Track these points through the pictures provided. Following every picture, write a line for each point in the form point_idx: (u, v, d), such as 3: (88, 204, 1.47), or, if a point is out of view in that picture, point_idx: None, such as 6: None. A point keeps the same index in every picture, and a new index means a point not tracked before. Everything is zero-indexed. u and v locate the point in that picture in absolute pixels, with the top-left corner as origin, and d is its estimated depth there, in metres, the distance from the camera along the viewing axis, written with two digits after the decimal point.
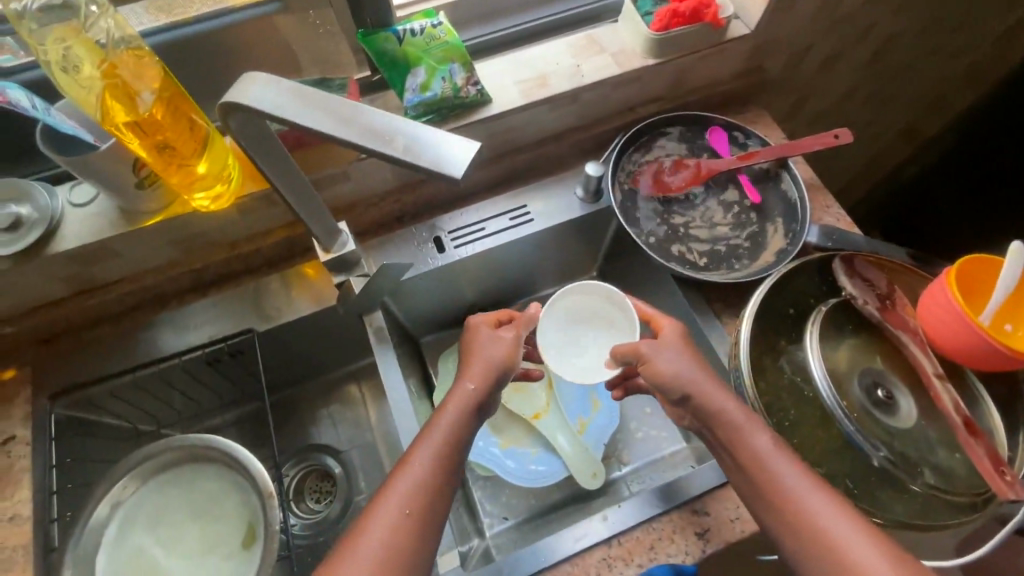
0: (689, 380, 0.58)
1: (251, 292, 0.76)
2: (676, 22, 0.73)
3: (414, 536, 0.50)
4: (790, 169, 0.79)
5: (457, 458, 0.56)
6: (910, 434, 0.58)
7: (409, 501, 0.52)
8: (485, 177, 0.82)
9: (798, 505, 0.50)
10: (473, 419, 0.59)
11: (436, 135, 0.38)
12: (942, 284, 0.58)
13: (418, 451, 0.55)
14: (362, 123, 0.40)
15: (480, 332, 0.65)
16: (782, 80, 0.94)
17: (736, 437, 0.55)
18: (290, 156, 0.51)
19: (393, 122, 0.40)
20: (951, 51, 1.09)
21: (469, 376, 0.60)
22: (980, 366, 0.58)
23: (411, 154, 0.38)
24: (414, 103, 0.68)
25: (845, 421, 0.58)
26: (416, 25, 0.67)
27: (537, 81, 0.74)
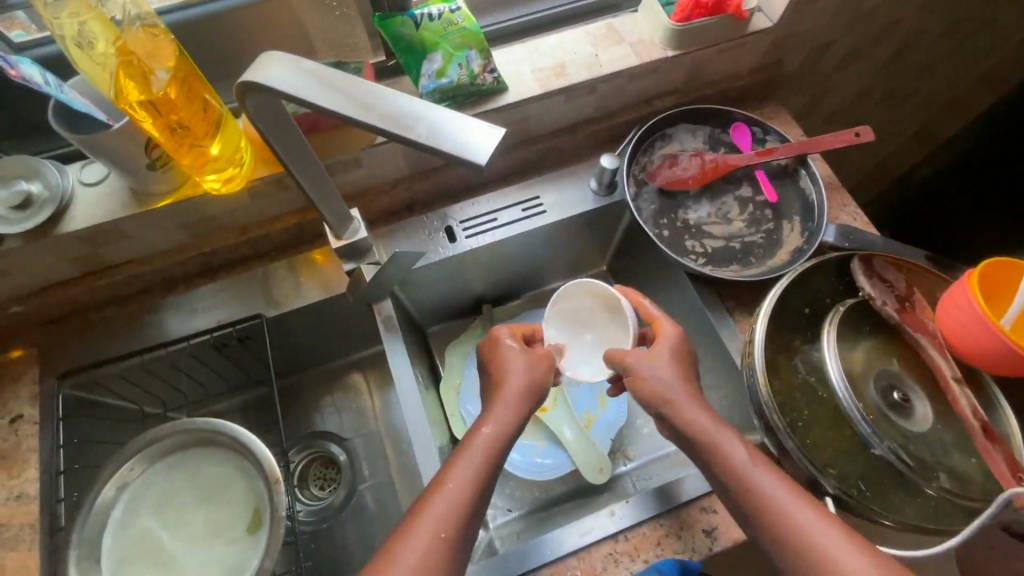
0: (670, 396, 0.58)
1: (259, 278, 0.75)
2: (698, 12, 0.72)
3: (451, 558, 0.50)
4: (807, 166, 0.78)
5: (490, 481, 0.56)
6: (925, 438, 0.58)
7: (445, 524, 0.51)
8: (498, 166, 0.81)
9: (784, 517, 0.49)
10: (508, 441, 0.58)
11: (460, 121, 0.37)
12: (965, 285, 0.57)
13: (453, 473, 0.54)
14: (378, 108, 0.39)
15: (513, 352, 0.65)
16: (802, 75, 0.92)
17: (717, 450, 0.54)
18: (307, 143, 0.50)
19: (416, 106, 0.39)
20: (974, 51, 1.07)
21: (505, 399, 0.60)
22: (1001, 370, 0.57)
23: (429, 143, 0.37)
24: (430, 89, 0.67)
25: (862, 423, 0.57)
26: (434, 9, 0.66)
27: (554, 70, 0.73)
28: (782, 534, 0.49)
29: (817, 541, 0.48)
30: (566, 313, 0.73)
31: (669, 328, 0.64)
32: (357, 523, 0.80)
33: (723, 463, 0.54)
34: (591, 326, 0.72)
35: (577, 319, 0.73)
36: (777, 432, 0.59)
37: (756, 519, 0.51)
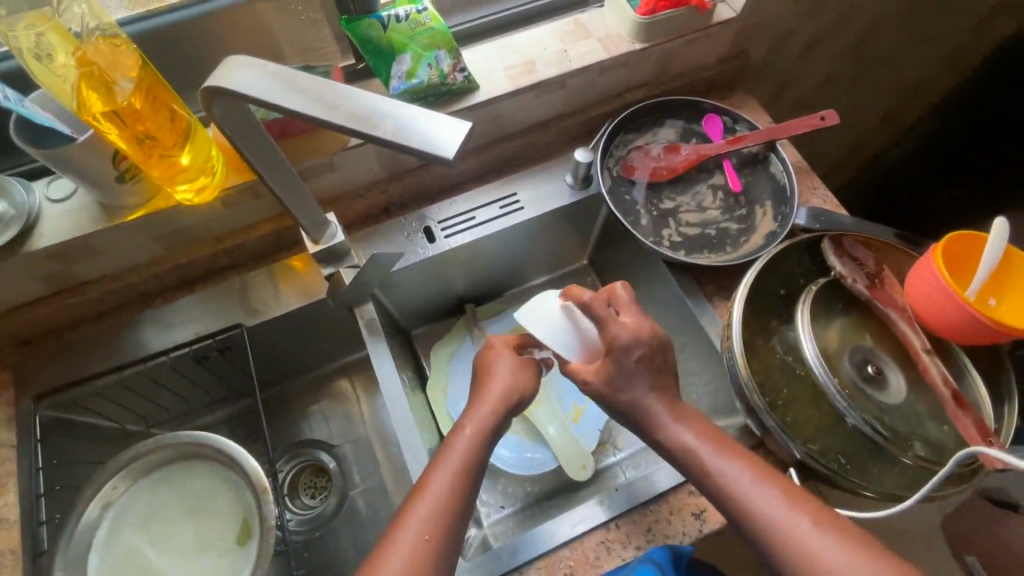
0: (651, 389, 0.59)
1: (238, 287, 0.75)
2: (662, 5, 0.73)
3: (436, 561, 0.50)
4: (777, 153, 0.80)
5: (472, 480, 0.56)
6: (899, 409, 0.59)
7: (428, 526, 0.51)
8: (472, 166, 0.81)
9: (761, 509, 0.51)
10: (490, 441, 0.59)
11: (425, 117, 0.38)
12: (929, 260, 0.59)
13: (435, 474, 0.55)
14: (348, 104, 0.39)
15: (493, 354, 0.65)
16: (767, 64, 0.94)
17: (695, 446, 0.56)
18: (276, 146, 0.50)
19: (380, 105, 0.39)
20: (933, 35, 1.10)
21: (486, 401, 0.60)
22: (970, 341, 0.59)
23: (403, 132, 0.38)
24: (400, 90, 0.67)
25: (838, 397, 0.58)
26: (401, 10, 0.66)
27: (524, 67, 0.74)
28: (762, 520, 0.50)
29: (792, 526, 0.49)
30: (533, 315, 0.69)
31: (622, 332, 0.59)
32: (351, 529, 0.79)
33: (701, 456, 0.55)
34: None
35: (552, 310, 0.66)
36: (758, 412, 0.60)
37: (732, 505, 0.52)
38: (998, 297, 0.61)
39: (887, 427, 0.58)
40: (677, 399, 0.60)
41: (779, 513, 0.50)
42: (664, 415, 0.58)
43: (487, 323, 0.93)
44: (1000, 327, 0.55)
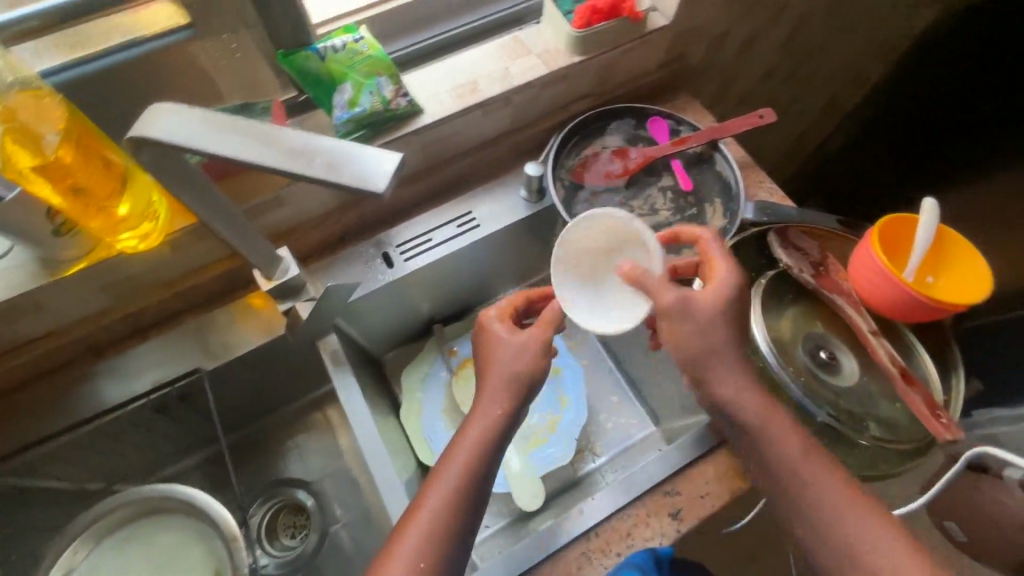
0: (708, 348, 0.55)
1: (194, 331, 0.73)
2: (596, 18, 0.75)
3: None
4: (721, 151, 0.83)
5: (472, 493, 0.57)
6: (852, 391, 0.62)
7: (423, 552, 0.53)
8: (425, 188, 0.81)
9: (798, 486, 0.54)
10: (494, 445, 0.59)
11: (354, 150, 0.38)
12: (867, 245, 0.61)
13: (432, 491, 0.56)
14: (281, 142, 0.39)
15: (496, 337, 0.64)
16: (707, 65, 0.97)
17: (747, 421, 0.56)
18: (214, 187, 0.49)
19: (311, 141, 0.39)
20: (860, 27, 1.15)
21: (494, 400, 0.60)
22: (909, 317, 0.61)
23: (339, 164, 0.38)
24: (343, 120, 0.67)
25: (792, 385, 0.60)
26: (338, 41, 0.67)
27: (468, 87, 0.75)
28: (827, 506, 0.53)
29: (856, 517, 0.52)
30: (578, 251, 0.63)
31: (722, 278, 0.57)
32: (333, 566, 0.77)
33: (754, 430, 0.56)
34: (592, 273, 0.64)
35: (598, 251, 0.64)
36: None
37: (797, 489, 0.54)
38: (934, 274, 0.64)
39: (841, 411, 0.60)
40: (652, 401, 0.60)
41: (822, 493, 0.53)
42: (721, 385, 0.56)
43: (455, 343, 0.95)
44: (937, 300, 0.58)
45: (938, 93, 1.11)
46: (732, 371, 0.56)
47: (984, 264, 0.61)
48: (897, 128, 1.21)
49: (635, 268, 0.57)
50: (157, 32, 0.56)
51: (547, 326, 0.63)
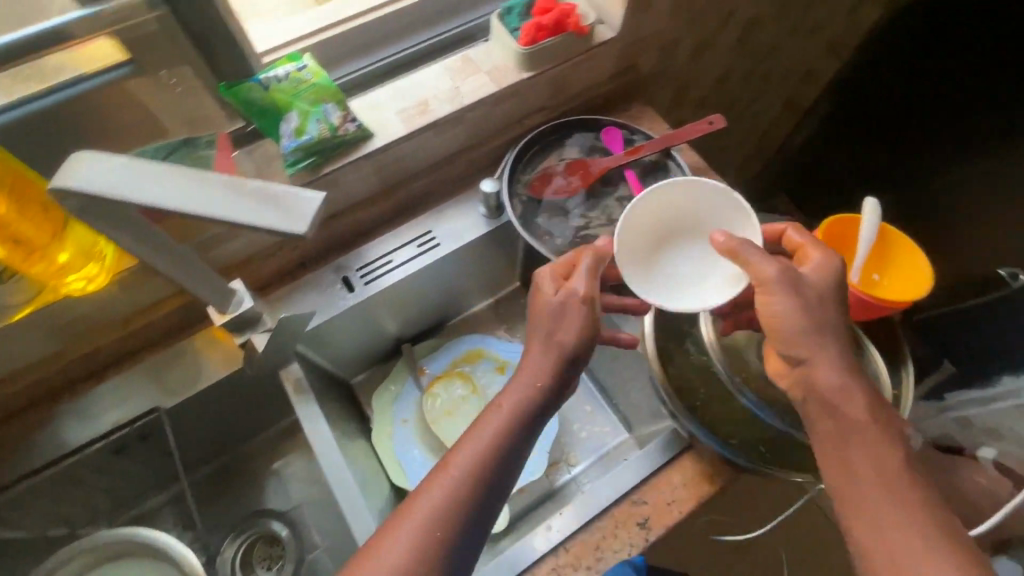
0: (802, 323, 0.56)
1: (152, 368, 0.72)
2: (542, 34, 0.76)
3: (441, 553, 0.53)
4: (674, 158, 0.84)
5: (498, 467, 0.56)
6: None
7: (444, 520, 0.53)
8: (382, 210, 0.81)
9: (852, 472, 0.54)
10: (528, 420, 0.59)
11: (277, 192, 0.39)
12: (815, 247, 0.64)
13: (459, 455, 0.56)
14: (207, 189, 0.39)
15: (550, 300, 0.61)
16: (660, 73, 0.98)
17: (824, 395, 0.56)
18: (147, 224, 0.48)
19: (238, 186, 0.39)
20: (811, 27, 1.17)
21: (535, 369, 0.59)
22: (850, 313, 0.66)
23: (276, 200, 0.39)
24: (291, 148, 0.66)
25: (743, 394, 0.65)
26: (280, 71, 0.66)
27: (418, 108, 0.75)
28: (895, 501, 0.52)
29: (914, 514, 0.51)
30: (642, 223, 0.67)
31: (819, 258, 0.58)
32: None
33: (830, 406, 0.56)
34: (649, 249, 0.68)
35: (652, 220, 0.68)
36: (679, 417, 0.64)
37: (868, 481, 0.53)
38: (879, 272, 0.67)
39: (791, 412, 0.64)
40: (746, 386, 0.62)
41: (870, 482, 0.53)
42: (820, 362, 0.56)
43: (426, 362, 0.94)
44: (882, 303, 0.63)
45: (923, 94, 1.04)
46: (831, 360, 0.57)
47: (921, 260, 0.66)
48: (874, 124, 1.14)
49: (733, 239, 0.58)
50: (95, 71, 0.55)
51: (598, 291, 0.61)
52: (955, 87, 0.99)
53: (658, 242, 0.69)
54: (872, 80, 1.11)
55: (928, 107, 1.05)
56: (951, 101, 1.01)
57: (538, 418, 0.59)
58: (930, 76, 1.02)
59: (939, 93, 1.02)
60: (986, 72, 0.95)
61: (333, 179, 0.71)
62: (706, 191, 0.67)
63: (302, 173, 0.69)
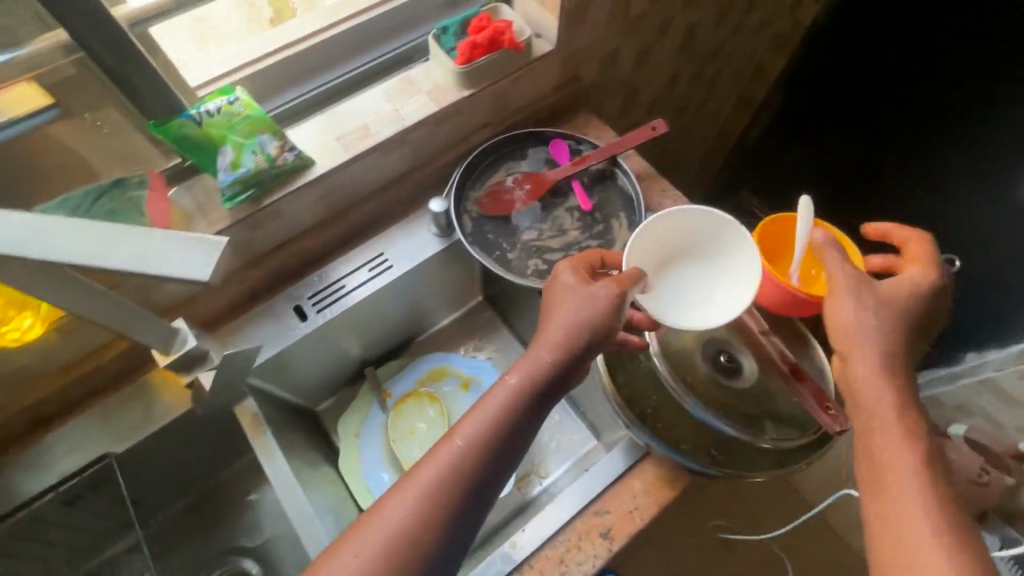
0: (863, 328, 0.59)
1: (101, 415, 0.70)
2: (478, 52, 0.77)
3: (436, 521, 0.53)
4: (620, 166, 0.85)
5: (499, 442, 0.57)
6: (751, 392, 0.68)
7: (442, 487, 0.54)
8: (333, 236, 0.81)
9: (884, 475, 0.54)
10: (533, 399, 0.59)
11: (174, 238, 0.40)
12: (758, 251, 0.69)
13: (464, 426, 0.57)
14: (109, 245, 0.39)
15: (566, 287, 0.62)
16: (606, 81, 0.99)
17: (869, 402, 0.57)
18: (62, 270, 0.47)
19: (140, 240, 0.39)
20: (754, 26, 1.18)
21: (544, 348, 0.60)
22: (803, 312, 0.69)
23: (175, 245, 0.40)
24: (229, 182, 0.66)
25: (688, 400, 0.67)
26: (211, 105, 0.66)
27: (359, 133, 0.75)
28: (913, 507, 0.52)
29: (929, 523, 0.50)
30: (648, 244, 0.68)
31: (916, 273, 0.62)
32: None
33: (875, 413, 0.57)
34: (656, 271, 0.69)
35: (662, 239, 0.70)
36: (630, 426, 0.66)
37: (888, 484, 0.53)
38: (816, 266, 0.75)
39: (736, 416, 0.67)
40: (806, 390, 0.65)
41: (902, 487, 0.53)
42: (862, 363, 0.59)
43: (391, 384, 0.93)
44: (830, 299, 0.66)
45: (930, 94, 0.95)
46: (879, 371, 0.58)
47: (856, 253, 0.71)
48: (879, 124, 1.04)
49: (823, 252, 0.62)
50: (22, 116, 0.56)
51: (623, 280, 0.61)
52: (960, 88, 0.91)
53: (665, 261, 0.70)
54: (874, 76, 1.02)
55: (936, 109, 0.95)
56: (961, 105, 0.92)
57: (545, 400, 0.60)
58: (937, 75, 0.93)
59: (948, 95, 0.93)
60: (996, 74, 0.87)
61: (275, 210, 0.70)
62: (693, 214, 0.69)
63: (243, 206, 0.68)
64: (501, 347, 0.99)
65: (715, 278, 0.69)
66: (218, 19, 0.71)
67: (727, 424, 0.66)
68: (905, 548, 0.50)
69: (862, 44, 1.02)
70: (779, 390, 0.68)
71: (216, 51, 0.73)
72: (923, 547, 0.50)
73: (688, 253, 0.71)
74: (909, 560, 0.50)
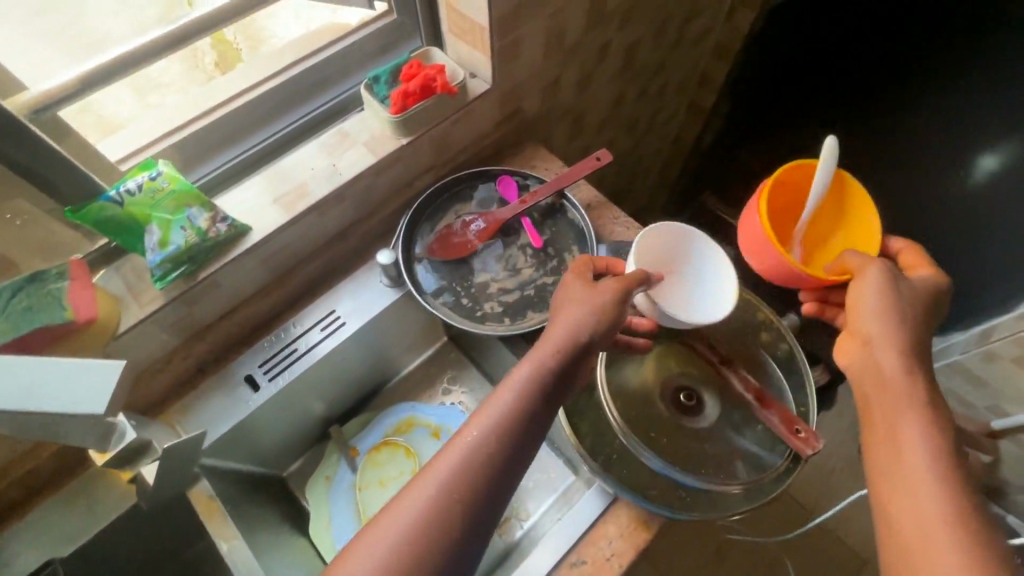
0: (881, 311, 0.57)
1: (41, 517, 0.66)
2: (411, 100, 0.75)
3: (447, 521, 0.50)
4: (568, 199, 0.85)
5: (511, 439, 0.54)
6: (711, 431, 0.68)
7: (454, 484, 0.51)
8: (281, 296, 0.78)
9: (901, 465, 0.51)
10: (543, 394, 0.57)
11: (78, 365, 0.48)
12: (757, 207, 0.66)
13: (475, 420, 0.55)
14: (26, 377, 0.47)
15: (575, 285, 0.63)
16: (551, 109, 0.98)
17: (887, 388, 0.55)
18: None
19: (50, 371, 0.48)
20: (693, 39, 1.19)
21: (550, 340, 0.59)
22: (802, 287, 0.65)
23: (81, 371, 0.48)
24: (158, 261, 0.63)
25: (645, 454, 0.65)
26: (132, 182, 0.62)
27: (295, 192, 0.73)
28: (924, 497, 0.49)
29: (943, 516, 0.48)
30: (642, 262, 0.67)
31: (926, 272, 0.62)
32: None
33: (892, 400, 0.54)
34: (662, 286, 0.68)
35: (658, 254, 0.69)
36: (595, 474, 0.65)
37: (901, 473, 0.51)
38: (836, 235, 0.71)
39: (699, 461, 0.66)
40: (782, 411, 0.67)
41: (918, 480, 0.50)
42: (882, 349, 0.56)
43: (358, 440, 0.90)
44: (839, 278, 0.62)
45: (912, 96, 0.92)
46: (898, 357, 0.55)
47: (875, 219, 0.67)
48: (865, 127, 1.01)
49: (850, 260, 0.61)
50: None
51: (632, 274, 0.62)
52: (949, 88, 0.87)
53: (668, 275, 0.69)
54: (859, 82, 0.97)
55: (917, 112, 0.93)
56: (951, 108, 0.89)
57: (549, 403, 0.58)
58: (909, 77, 0.91)
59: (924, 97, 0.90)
60: (952, 77, 0.87)
61: (212, 282, 0.68)
62: (675, 230, 0.70)
63: (175, 283, 0.65)
64: (470, 387, 0.96)
65: (712, 279, 0.69)
66: (157, 70, 0.70)
67: (688, 474, 0.64)
68: (921, 540, 0.48)
69: (851, 45, 0.95)
70: (742, 419, 0.69)
71: (159, 101, 0.72)
72: (943, 543, 0.47)
73: (681, 264, 0.71)
74: (923, 556, 0.47)
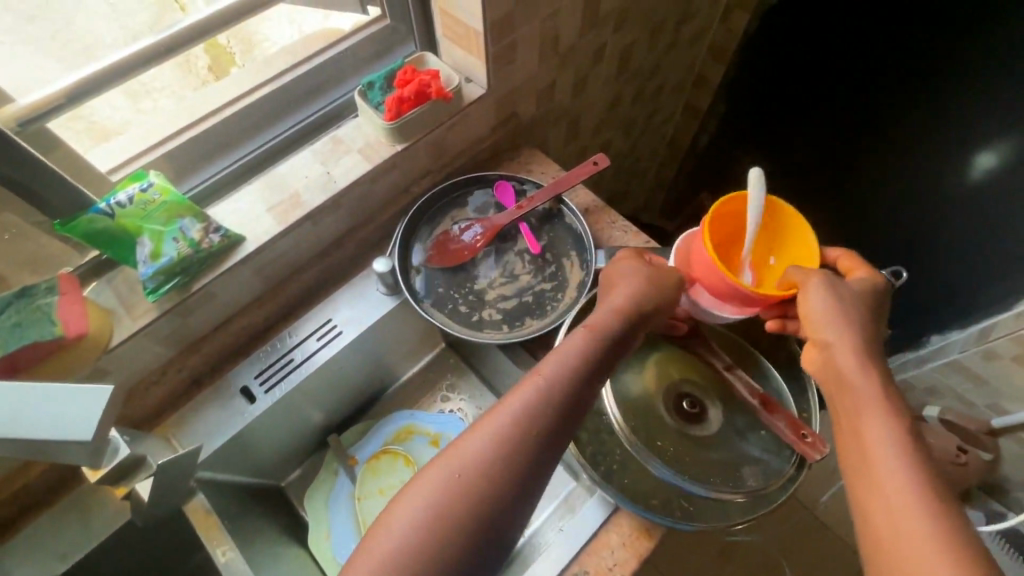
0: (830, 314, 0.56)
1: (34, 535, 0.65)
2: (405, 107, 0.74)
3: (481, 486, 0.50)
4: (566, 203, 0.84)
5: (551, 412, 0.53)
6: (715, 438, 0.68)
7: (491, 450, 0.51)
8: (276, 305, 0.77)
9: (870, 469, 0.50)
10: (584, 370, 0.56)
11: (71, 391, 0.47)
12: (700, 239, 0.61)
13: (516, 390, 0.55)
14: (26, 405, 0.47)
15: (621, 270, 0.64)
16: (547, 112, 0.97)
17: (848, 390, 0.54)
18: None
19: (46, 398, 0.47)
20: (689, 39, 1.18)
21: (593, 319, 0.59)
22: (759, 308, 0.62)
23: (74, 397, 0.47)
24: (150, 274, 0.62)
25: (652, 463, 0.65)
26: (122, 194, 0.61)
27: (290, 201, 0.72)
28: (899, 502, 0.47)
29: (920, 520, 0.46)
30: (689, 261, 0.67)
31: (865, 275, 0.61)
32: None
33: (856, 403, 0.53)
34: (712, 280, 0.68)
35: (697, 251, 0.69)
36: (597, 484, 0.65)
37: (872, 477, 0.49)
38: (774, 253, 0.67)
39: (705, 470, 0.65)
40: (788, 415, 0.66)
41: (890, 484, 0.48)
42: (840, 351, 0.55)
43: (356, 449, 0.89)
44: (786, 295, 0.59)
45: (909, 96, 0.91)
46: (858, 359, 0.55)
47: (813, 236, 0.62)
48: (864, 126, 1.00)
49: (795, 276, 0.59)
50: None
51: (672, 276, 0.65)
52: (947, 87, 0.87)
53: None
54: (858, 81, 0.96)
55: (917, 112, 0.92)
56: (950, 108, 0.88)
57: (576, 408, 0.55)
58: (907, 75, 0.90)
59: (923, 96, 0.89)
60: (952, 75, 0.86)
61: (206, 293, 0.67)
62: None
63: (169, 295, 0.64)
64: (469, 394, 0.95)
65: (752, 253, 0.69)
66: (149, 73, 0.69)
67: (694, 482, 0.64)
68: (902, 547, 0.45)
69: (849, 44, 0.94)
70: (746, 424, 0.68)
71: (151, 106, 0.71)
72: (924, 548, 0.44)
73: None
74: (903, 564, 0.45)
